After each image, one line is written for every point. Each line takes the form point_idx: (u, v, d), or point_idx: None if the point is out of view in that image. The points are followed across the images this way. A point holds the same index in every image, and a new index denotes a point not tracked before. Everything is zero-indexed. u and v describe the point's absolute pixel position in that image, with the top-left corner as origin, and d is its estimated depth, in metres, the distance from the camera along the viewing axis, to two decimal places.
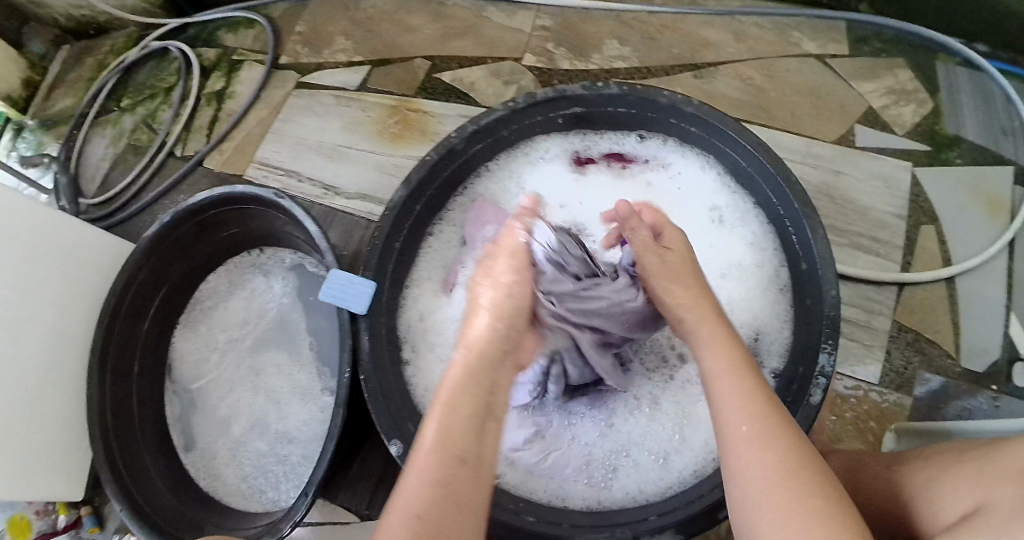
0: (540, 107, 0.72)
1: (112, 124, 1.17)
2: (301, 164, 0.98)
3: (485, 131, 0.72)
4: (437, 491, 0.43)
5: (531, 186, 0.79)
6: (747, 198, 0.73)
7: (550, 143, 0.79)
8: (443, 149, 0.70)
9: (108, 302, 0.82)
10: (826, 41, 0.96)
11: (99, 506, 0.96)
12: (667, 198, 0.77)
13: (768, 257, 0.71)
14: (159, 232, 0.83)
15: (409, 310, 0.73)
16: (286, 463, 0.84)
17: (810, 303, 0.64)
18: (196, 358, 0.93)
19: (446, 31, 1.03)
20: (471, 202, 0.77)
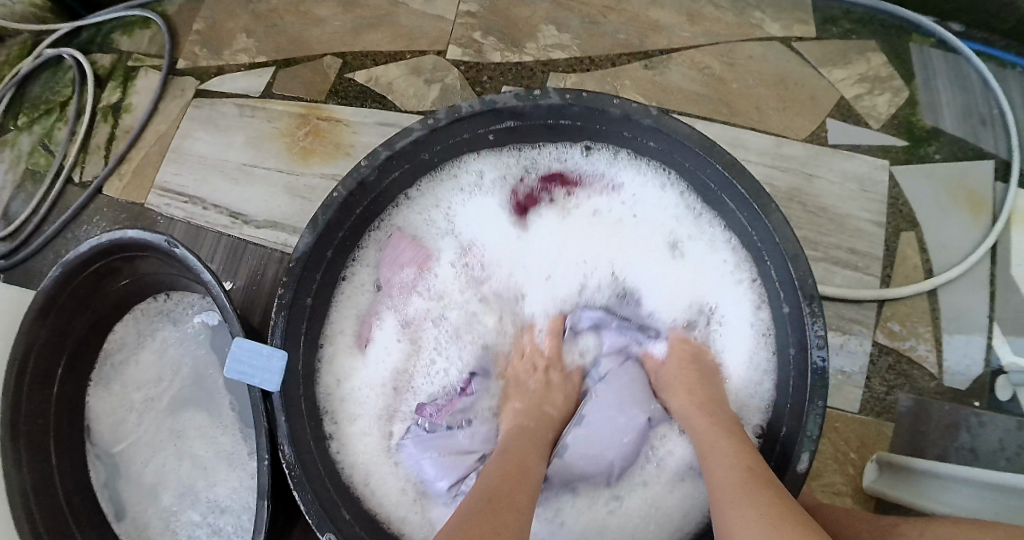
0: (466, 125, 0.62)
1: (9, 145, 1.05)
2: (205, 189, 0.87)
3: (400, 157, 0.61)
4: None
5: (458, 221, 0.72)
6: (715, 221, 0.66)
7: (482, 162, 0.70)
8: (352, 184, 0.59)
9: (7, 370, 0.71)
10: (791, 22, 0.87)
11: None
12: (620, 227, 0.70)
13: (739, 292, 0.65)
14: (53, 286, 0.73)
15: (327, 377, 0.67)
16: (222, 534, 0.77)
17: (794, 356, 0.58)
18: (113, 419, 0.84)
19: (358, 23, 0.92)
20: (386, 238, 0.69)
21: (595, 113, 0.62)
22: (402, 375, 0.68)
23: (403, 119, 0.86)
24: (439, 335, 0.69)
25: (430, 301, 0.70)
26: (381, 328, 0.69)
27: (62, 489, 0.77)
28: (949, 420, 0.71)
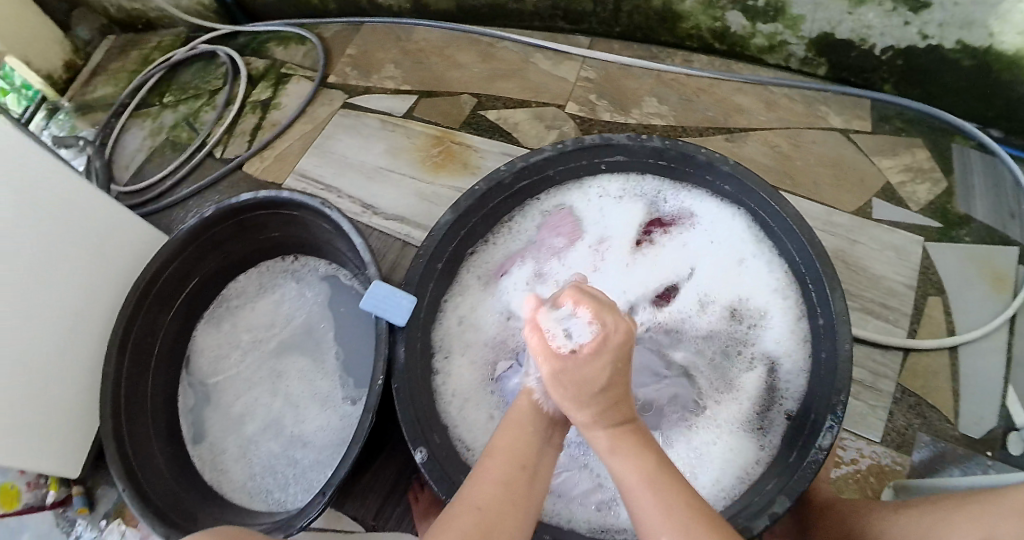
0: (586, 152, 0.77)
1: (152, 117, 1.20)
2: (343, 182, 1.03)
3: (534, 168, 0.76)
4: (498, 488, 0.51)
5: (606, 218, 0.83)
6: (774, 254, 0.76)
7: (597, 184, 0.83)
8: (493, 181, 0.74)
9: (135, 287, 0.83)
10: (851, 116, 1.01)
11: (92, 488, 0.98)
12: (698, 254, 0.80)
13: (788, 311, 0.74)
14: (199, 225, 0.85)
15: (451, 314, 0.78)
16: (298, 467, 0.86)
17: (824, 356, 0.66)
18: (217, 353, 0.95)
19: (493, 71, 1.11)
20: (550, 209, 0.83)
21: (685, 156, 0.76)
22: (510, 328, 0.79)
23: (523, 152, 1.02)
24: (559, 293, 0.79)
25: (564, 266, 0.81)
26: (518, 269, 0.81)
27: (149, 403, 0.87)
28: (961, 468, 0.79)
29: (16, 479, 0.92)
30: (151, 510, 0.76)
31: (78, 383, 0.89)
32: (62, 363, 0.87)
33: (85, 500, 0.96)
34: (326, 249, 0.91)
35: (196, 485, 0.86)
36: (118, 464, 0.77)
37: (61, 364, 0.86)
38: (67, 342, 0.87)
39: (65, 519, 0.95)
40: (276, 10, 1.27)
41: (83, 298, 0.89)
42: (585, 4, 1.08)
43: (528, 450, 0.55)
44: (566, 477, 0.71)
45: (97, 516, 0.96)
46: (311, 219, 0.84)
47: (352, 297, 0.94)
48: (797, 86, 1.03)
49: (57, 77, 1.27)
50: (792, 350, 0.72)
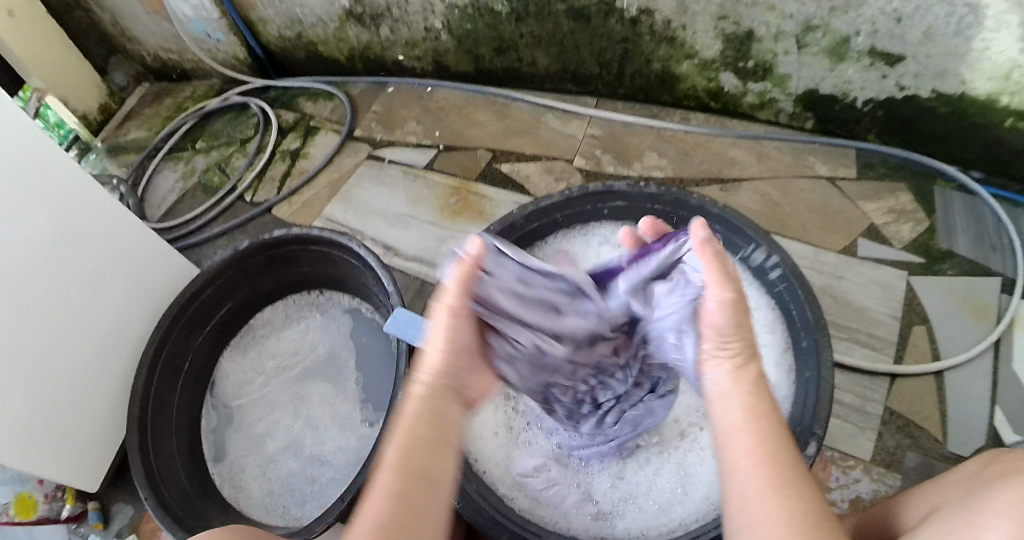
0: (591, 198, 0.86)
1: (184, 161, 1.31)
2: (365, 226, 1.13)
3: (544, 212, 0.85)
4: (391, 501, 0.46)
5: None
6: (762, 291, 0.80)
7: (601, 233, 0.89)
8: (507, 221, 0.83)
9: (170, 309, 0.89)
10: (836, 165, 1.09)
11: (105, 507, 1.02)
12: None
13: (775, 344, 0.78)
14: (233, 256, 0.92)
15: None
16: (314, 484, 0.90)
17: (810, 375, 0.71)
18: (242, 378, 1.01)
19: (507, 129, 1.21)
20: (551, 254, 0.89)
21: (677, 203, 0.83)
22: None
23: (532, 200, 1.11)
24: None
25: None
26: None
27: (173, 420, 0.91)
28: None
29: (35, 490, 0.95)
30: (172, 517, 0.78)
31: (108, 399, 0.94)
32: (96, 379, 0.92)
33: (99, 516, 1.00)
34: (350, 283, 0.97)
35: (215, 500, 0.89)
36: (142, 472, 0.80)
37: (96, 380, 0.92)
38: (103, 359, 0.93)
39: (78, 535, 0.98)
40: (307, 67, 1.39)
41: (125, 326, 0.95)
42: (592, 67, 1.18)
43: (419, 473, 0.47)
44: (561, 488, 0.74)
45: (110, 533, 0.99)
46: (340, 255, 0.91)
47: (371, 329, 1.01)
48: (787, 139, 1.12)
49: (92, 119, 1.40)
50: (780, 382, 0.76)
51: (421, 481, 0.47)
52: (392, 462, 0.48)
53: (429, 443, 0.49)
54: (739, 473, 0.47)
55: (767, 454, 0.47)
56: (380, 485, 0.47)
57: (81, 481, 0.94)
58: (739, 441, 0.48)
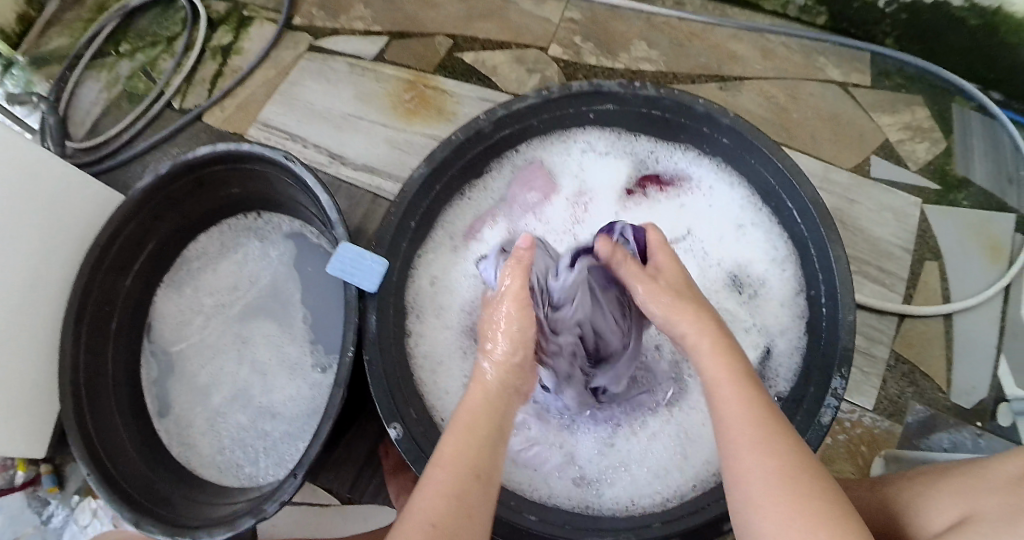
0: (572, 100, 0.70)
1: (109, 68, 1.05)
2: (308, 131, 0.94)
3: (515, 118, 0.69)
4: (450, 502, 0.45)
5: (586, 171, 0.78)
6: (772, 223, 0.72)
7: (589, 138, 0.76)
8: (471, 130, 0.67)
9: (90, 252, 0.77)
10: (850, 69, 0.91)
11: (60, 466, 0.95)
12: (698, 215, 0.75)
13: (784, 279, 0.70)
14: (153, 183, 0.78)
15: (422, 275, 0.73)
16: (267, 439, 0.82)
17: (824, 331, 0.64)
18: (179, 320, 0.89)
19: (471, 11, 0.97)
20: (522, 163, 0.76)
21: (682, 108, 0.69)
22: (486, 294, 0.74)
23: (503, 98, 0.92)
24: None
25: (540, 225, 0.76)
26: (491, 230, 0.76)
27: (110, 378, 0.81)
28: (947, 435, 0.78)
29: None
30: (116, 495, 0.71)
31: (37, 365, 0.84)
32: (17, 347, 0.81)
33: (55, 479, 0.93)
34: (297, 206, 0.84)
35: (166, 465, 0.82)
36: (80, 446, 0.72)
37: (17, 348, 0.81)
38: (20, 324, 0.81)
39: (36, 499, 0.93)
40: None
41: (44, 279, 0.84)
42: None
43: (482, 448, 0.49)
44: (544, 454, 0.67)
45: (68, 493, 0.94)
46: (275, 174, 0.78)
47: (320, 257, 0.88)
48: (797, 34, 0.92)
49: (9, 30, 1.05)
50: (790, 326, 0.69)
51: (479, 488, 0.47)
52: (444, 461, 0.48)
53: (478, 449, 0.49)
54: (731, 444, 0.46)
55: (751, 421, 0.46)
56: (434, 481, 0.47)
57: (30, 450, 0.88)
58: (732, 417, 0.47)
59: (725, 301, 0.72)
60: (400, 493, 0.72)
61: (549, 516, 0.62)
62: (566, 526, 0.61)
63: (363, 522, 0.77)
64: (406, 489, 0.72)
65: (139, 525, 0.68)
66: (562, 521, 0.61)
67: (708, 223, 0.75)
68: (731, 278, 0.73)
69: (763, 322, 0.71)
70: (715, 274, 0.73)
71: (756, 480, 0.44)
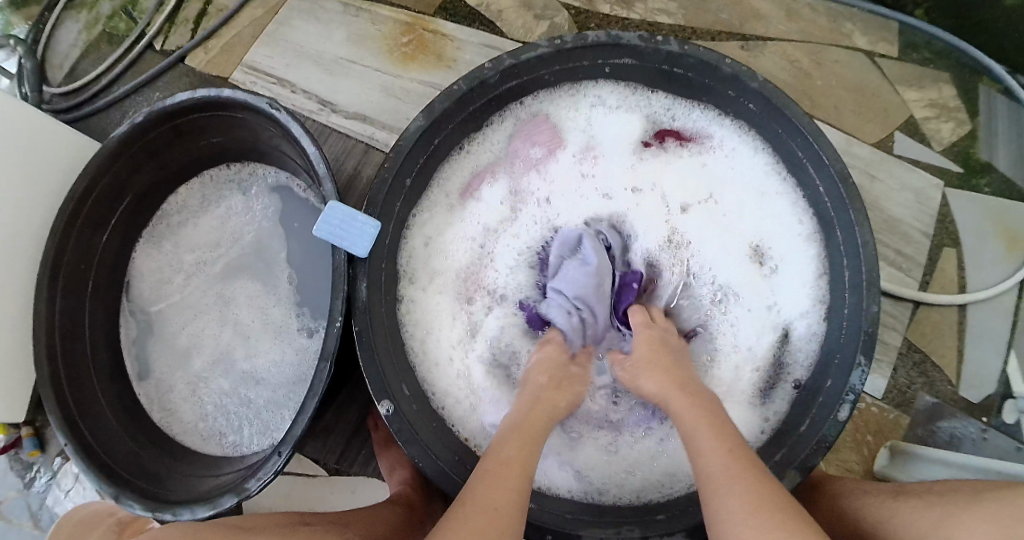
0: (591, 51, 0.65)
1: (88, 7, 0.97)
2: (298, 74, 0.88)
3: (524, 68, 0.64)
4: (510, 490, 0.47)
5: (597, 126, 0.72)
6: (799, 199, 0.67)
7: (602, 92, 0.71)
8: (474, 79, 0.62)
9: (65, 205, 0.72)
10: (876, 38, 0.85)
11: (41, 429, 0.92)
12: (719, 181, 0.71)
13: (809, 256, 0.67)
14: (131, 132, 0.72)
15: (418, 236, 0.69)
16: (251, 406, 0.79)
17: (846, 326, 0.61)
18: (159, 279, 0.85)
19: None
20: (527, 118, 0.71)
21: (705, 67, 0.64)
22: (488, 258, 0.70)
23: (508, 46, 0.85)
24: (541, 215, 0.71)
25: (544, 185, 0.72)
26: (491, 188, 0.71)
27: (87, 339, 0.77)
28: (953, 428, 0.76)
29: None
30: (94, 465, 0.68)
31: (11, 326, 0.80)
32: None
33: (36, 443, 0.91)
34: (285, 158, 0.78)
35: (146, 431, 0.78)
36: (55, 413, 0.69)
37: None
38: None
39: (17, 463, 0.91)
40: None
41: (18, 233, 0.79)
42: None
43: (508, 479, 0.47)
44: (543, 436, 0.65)
45: (49, 457, 0.91)
46: (257, 122, 0.72)
47: (308, 213, 0.82)
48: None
49: None
50: (810, 310, 0.66)
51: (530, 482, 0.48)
52: (499, 458, 0.49)
53: (527, 451, 0.50)
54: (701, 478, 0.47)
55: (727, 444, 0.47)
56: (496, 470, 0.48)
57: (2, 414, 0.85)
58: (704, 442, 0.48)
59: (745, 278, 0.69)
60: (391, 470, 0.69)
61: (549, 505, 0.59)
62: (567, 516, 0.58)
63: (352, 495, 0.74)
64: (398, 466, 0.69)
65: (118, 499, 0.66)
66: (563, 512, 0.59)
67: (728, 191, 0.70)
68: (750, 252, 0.69)
69: (779, 307, 0.68)
70: (733, 247, 0.70)
71: (729, 515, 0.44)
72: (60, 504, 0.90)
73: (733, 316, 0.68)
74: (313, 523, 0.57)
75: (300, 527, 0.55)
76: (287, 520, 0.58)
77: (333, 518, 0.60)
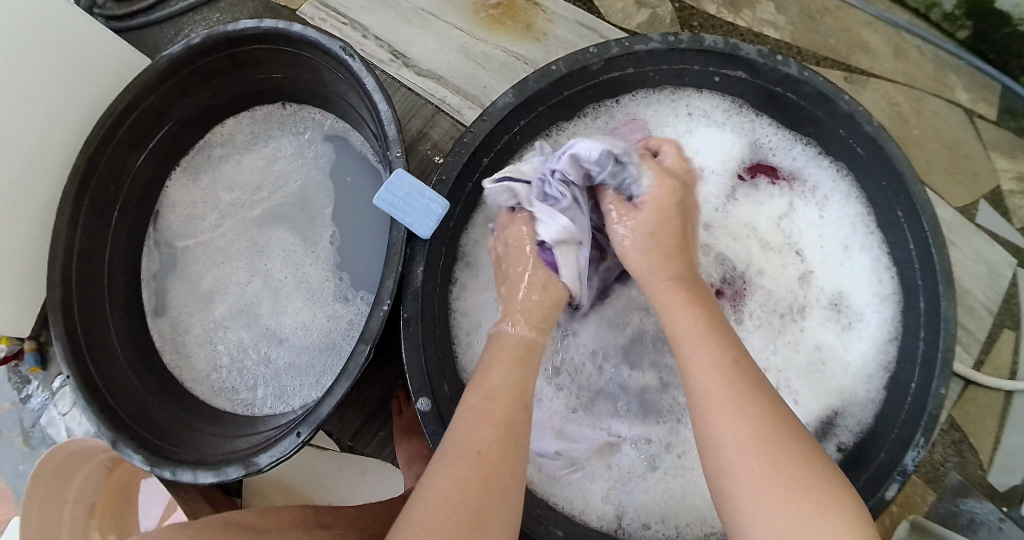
0: (701, 57, 0.61)
1: None
2: (373, 20, 0.83)
3: (631, 60, 0.61)
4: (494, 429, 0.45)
5: (695, 137, 0.69)
6: (883, 258, 0.64)
7: (700, 102, 0.68)
8: (576, 63, 0.59)
9: (101, 120, 0.68)
10: (979, 96, 0.81)
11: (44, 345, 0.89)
12: (806, 231, 0.67)
13: (880, 324, 0.64)
14: (184, 53, 0.68)
15: (485, 226, 0.65)
16: (270, 366, 0.75)
17: (909, 403, 0.58)
18: (191, 215, 0.81)
19: None
20: (620, 119, 0.68)
21: (818, 99, 0.61)
22: None
23: (602, 28, 0.80)
24: None
25: None
26: None
27: (107, 263, 0.74)
28: (973, 510, 0.74)
29: None
30: (95, 402, 0.65)
31: (31, 237, 0.76)
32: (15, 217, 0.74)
33: (37, 359, 0.87)
34: (346, 107, 0.73)
35: (156, 370, 0.76)
36: (62, 340, 0.66)
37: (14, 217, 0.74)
38: (18, 191, 0.73)
39: (17, 375, 0.89)
40: None
41: (49, 140, 0.74)
42: None
43: (522, 378, 0.50)
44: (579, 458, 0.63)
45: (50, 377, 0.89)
46: (326, 66, 0.68)
47: (359, 169, 0.78)
48: (934, 41, 0.81)
49: None
50: (873, 374, 0.63)
51: (518, 419, 0.46)
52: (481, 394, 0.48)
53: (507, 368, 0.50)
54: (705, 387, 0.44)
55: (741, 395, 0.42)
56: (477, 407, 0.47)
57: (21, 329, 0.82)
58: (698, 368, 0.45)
59: (821, 329, 0.65)
60: (408, 463, 0.67)
61: None
62: None
63: (361, 476, 0.72)
64: (417, 459, 0.67)
65: (115, 445, 0.63)
66: None
67: (814, 242, 0.67)
68: (818, 305, 0.66)
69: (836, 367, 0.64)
70: (806, 297, 0.66)
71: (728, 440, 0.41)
72: (53, 425, 0.87)
73: (792, 365, 0.65)
74: (330, 526, 0.54)
75: (319, 532, 0.53)
76: (302, 518, 0.55)
77: (348, 517, 0.58)
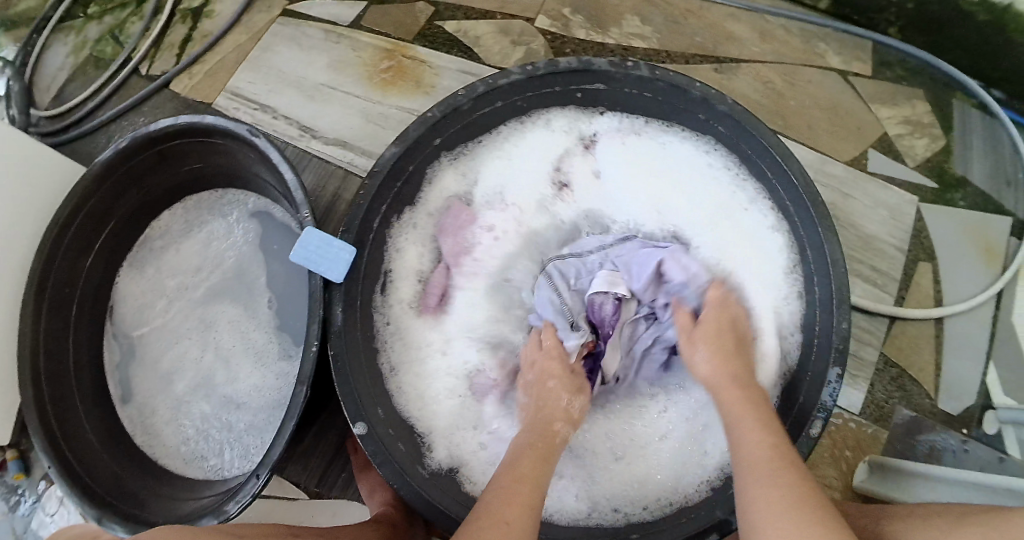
0: (561, 78, 0.66)
1: (77, 31, 0.98)
2: (279, 100, 0.89)
3: (500, 93, 0.66)
4: (516, 499, 0.47)
5: (529, 145, 0.73)
6: (766, 201, 0.68)
7: (540, 117, 0.72)
8: (448, 107, 0.64)
9: (49, 230, 0.73)
10: (849, 57, 0.87)
11: (26, 450, 0.93)
12: (672, 185, 0.72)
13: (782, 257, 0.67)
14: (114, 158, 0.73)
15: (396, 278, 0.69)
16: (232, 431, 0.79)
17: (817, 343, 0.62)
18: (140, 304, 0.85)
19: None
20: (456, 156, 0.71)
21: (675, 92, 0.66)
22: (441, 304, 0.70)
23: (484, 71, 0.86)
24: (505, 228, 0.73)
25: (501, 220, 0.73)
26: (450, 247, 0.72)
27: (72, 361, 0.78)
28: (932, 441, 0.76)
29: None
30: (76, 486, 0.69)
31: None
32: None
33: (21, 465, 0.91)
34: (264, 184, 0.79)
35: (131, 454, 0.79)
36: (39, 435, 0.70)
37: None
38: None
39: (5, 486, 0.91)
40: None
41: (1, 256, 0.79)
42: None
43: (539, 470, 0.52)
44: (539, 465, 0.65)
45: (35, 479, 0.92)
46: (240, 149, 0.73)
47: (285, 234, 0.83)
48: (798, 17, 0.87)
49: None
50: (785, 304, 0.66)
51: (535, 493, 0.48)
52: (507, 476, 0.50)
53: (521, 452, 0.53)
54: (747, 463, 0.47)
55: (770, 457, 0.46)
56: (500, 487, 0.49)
57: None
58: (750, 444, 0.48)
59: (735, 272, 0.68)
60: (371, 493, 0.70)
61: None
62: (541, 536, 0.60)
63: (332, 517, 0.74)
64: (379, 488, 0.70)
65: (100, 521, 0.67)
66: (537, 532, 0.61)
67: (688, 194, 0.71)
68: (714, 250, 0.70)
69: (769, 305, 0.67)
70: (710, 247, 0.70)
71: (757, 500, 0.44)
72: (44, 526, 0.90)
73: None
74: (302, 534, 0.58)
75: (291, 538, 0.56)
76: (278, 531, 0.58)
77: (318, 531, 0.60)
